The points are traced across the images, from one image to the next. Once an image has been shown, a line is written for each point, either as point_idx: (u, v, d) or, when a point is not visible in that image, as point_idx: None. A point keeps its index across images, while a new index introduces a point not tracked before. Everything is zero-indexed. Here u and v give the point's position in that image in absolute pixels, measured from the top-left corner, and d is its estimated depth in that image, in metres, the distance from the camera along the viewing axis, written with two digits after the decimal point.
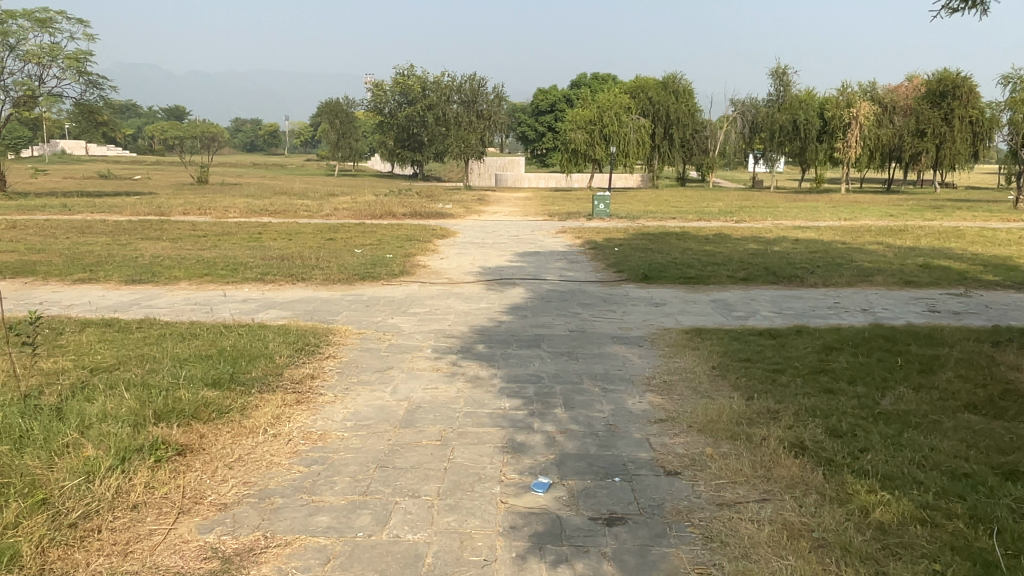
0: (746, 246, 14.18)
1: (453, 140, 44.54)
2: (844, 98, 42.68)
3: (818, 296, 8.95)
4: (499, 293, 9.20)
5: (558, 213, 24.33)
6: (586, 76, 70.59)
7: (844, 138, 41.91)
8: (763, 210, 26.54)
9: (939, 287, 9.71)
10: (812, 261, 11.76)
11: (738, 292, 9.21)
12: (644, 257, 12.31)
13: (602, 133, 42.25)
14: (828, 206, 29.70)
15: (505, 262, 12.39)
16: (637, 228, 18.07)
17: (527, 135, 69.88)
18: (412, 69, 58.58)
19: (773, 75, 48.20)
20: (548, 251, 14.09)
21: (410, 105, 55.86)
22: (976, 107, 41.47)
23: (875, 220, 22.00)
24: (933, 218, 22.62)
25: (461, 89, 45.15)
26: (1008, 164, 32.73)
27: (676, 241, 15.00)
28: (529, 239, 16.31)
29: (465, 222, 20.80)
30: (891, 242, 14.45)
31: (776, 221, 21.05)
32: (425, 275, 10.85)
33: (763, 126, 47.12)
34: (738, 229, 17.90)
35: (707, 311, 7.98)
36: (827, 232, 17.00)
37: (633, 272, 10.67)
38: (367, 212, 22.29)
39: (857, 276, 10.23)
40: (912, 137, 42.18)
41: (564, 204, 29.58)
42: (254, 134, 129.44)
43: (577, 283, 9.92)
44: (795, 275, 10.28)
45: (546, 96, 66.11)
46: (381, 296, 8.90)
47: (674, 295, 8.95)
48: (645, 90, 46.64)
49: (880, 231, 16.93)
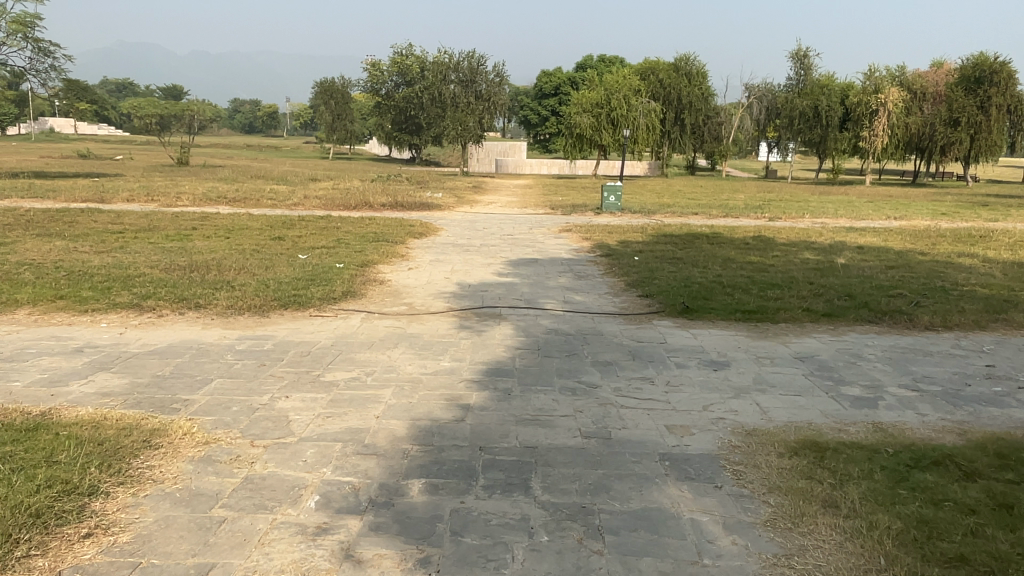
0: (797, 256, 11.17)
1: (449, 122, 41.51)
2: (872, 83, 39.45)
3: (956, 353, 5.89)
4: (476, 337, 6.20)
5: (561, 205, 21.31)
6: (592, 59, 67.17)
7: (870, 125, 38.37)
8: (793, 205, 23.52)
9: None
10: (901, 284, 8.70)
11: (831, 342, 6.20)
12: (676, 272, 9.34)
13: (610, 117, 39.21)
14: (864, 201, 26.67)
15: (492, 277, 9.40)
16: (656, 227, 15.05)
17: (529, 119, 66.62)
18: (410, 48, 55.61)
19: (793, 57, 44.97)
20: (549, 258, 11.07)
21: (408, 85, 52.64)
22: (1013, 95, 38.20)
23: (930, 219, 18.96)
24: (993, 218, 19.55)
25: (459, 67, 42.04)
26: None
27: (707, 246, 12.02)
28: (525, 239, 13.32)
29: (453, 215, 17.83)
30: (981, 254, 11.34)
31: (814, 220, 17.98)
32: (377, 297, 7.86)
33: (782, 111, 43.89)
34: (778, 230, 14.91)
35: (805, 387, 4.96)
36: (886, 237, 13.93)
37: (668, 298, 7.69)
38: (340, 201, 19.36)
39: (985, 313, 7.15)
40: (944, 126, 38.79)
41: (568, 194, 26.65)
42: (252, 115, 126.19)
43: (593, 319, 6.94)
44: (898, 310, 7.28)
45: (550, 79, 63.09)
46: (297, 341, 5.89)
47: (739, 349, 5.91)
48: (655, 72, 43.55)
49: (953, 236, 13.91)
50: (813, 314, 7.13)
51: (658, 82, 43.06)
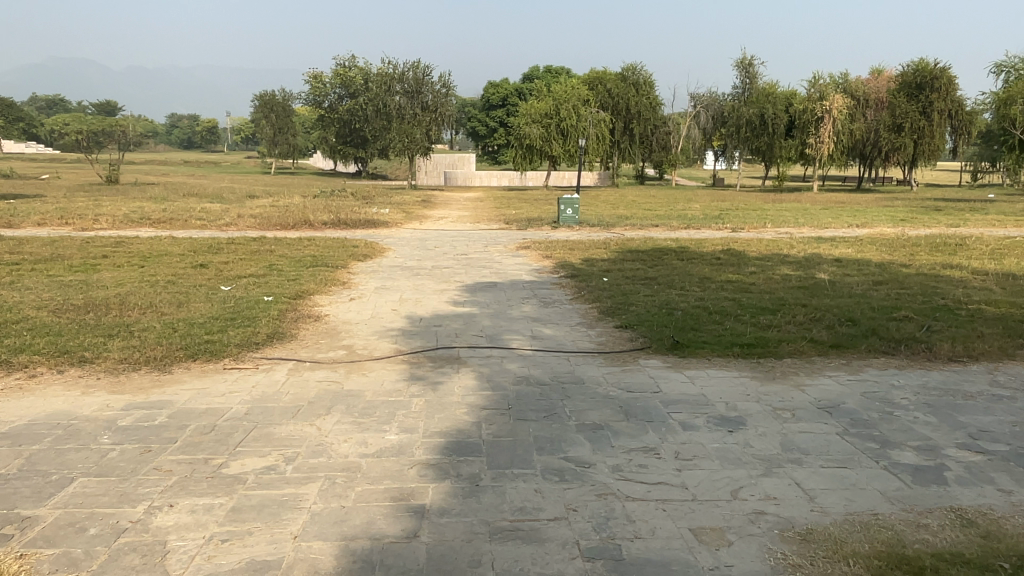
0: (774, 272, 10.36)
1: (394, 135, 40.28)
2: (815, 90, 39.45)
3: (1000, 394, 4.98)
4: (432, 391, 5.05)
5: (516, 219, 20.29)
6: (538, 69, 66.75)
7: (816, 133, 38.43)
8: (751, 214, 23.01)
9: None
10: (900, 303, 7.88)
11: (854, 385, 5.25)
12: (652, 296, 8.34)
13: (559, 127, 38.49)
14: (819, 208, 26.37)
15: (448, 306, 8.25)
16: (619, 242, 14.12)
17: (476, 131, 65.68)
18: (354, 59, 54.89)
19: (738, 66, 45.14)
20: (509, 281, 9.98)
21: (350, 97, 52.13)
22: (953, 100, 38.77)
23: (892, 226, 18.49)
24: (951, 224, 19.26)
25: (403, 77, 40.49)
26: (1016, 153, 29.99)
27: (677, 263, 11.15)
28: (481, 259, 12.21)
29: (401, 233, 16.63)
30: (965, 264, 10.71)
31: (777, 230, 17.40)
32: (313, 338, 6.65)
33: (728, 119, 43.83)
34: (746, 242, 14.13)
35: (846, 453, 3.95)
36: (859, 247, 13.29)
37: (652, 330, 6.65)
38: (278, 219, 17.96)
39: (1008, 338, 6.34)
40: (888, 132, 39.23)
41: (522, 207, 25.73)
42: (190, 130, 122.36)
43: (570, 361, 5.86)
44: (911, 337, 6.39)
45: (497, 90, 62.47)
46: (201, 411, 4.64)
47: (749, 399, 4.90)
48: (603, 81, 43.07)
49: (927, 245, 13.25)
50: (820, 345, 6.21)
51: (606, 91, 42.53)
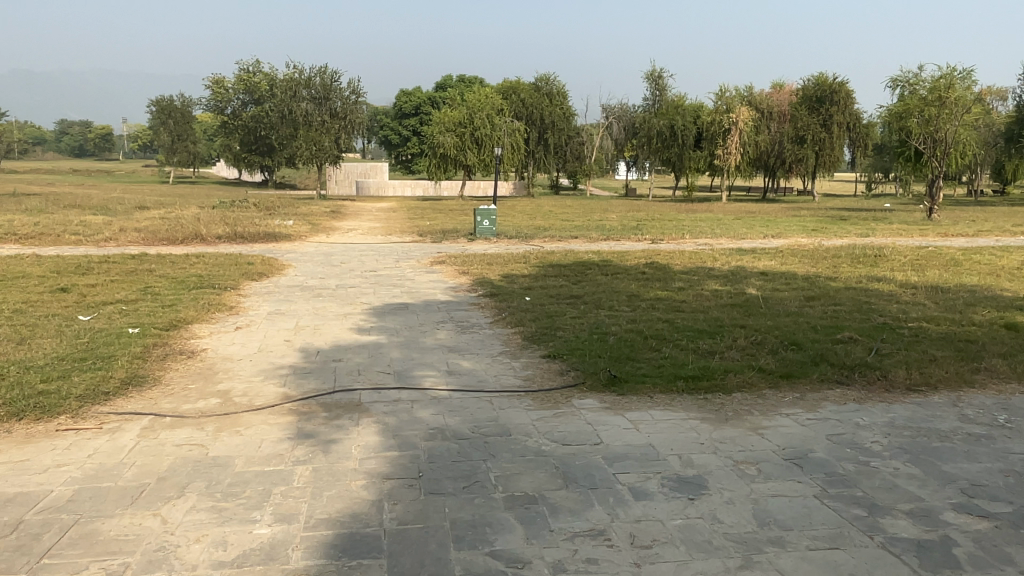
0: (704, 288, 9.84)
1: (301, 142, 38.44)
2: (722, 102, 40.21)
3: (975, 432, 4.43)
4: (322, 455, 4.06)
5: (430, 231, 19.32)
6: (451, 78, 65.97)
7: (723, 144, 39.18)
8: (668, 225, 22.90)
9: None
10: (840, 322, 7.42)
11: (817, 426, 4.59)
12: (580, 318, 7.57)
13: (473, 136, 37.76)
14: (732, 219, 26.68)
15: (351, 334, 7.20)
16: (539, 256, 13.41)
17: (389, 140, 64.20)
18: (259, 64, 52.83)
19: (649, 78, 45.75)
20: (421, 302, 9.02)
21: (256, 104, 50.19)
22: (850, 113, 40.41)
23: (805, 237, 18.66)
24: (859, 234, 19.63)
25: (310, 83, 38.94)
26: (909, 166, 32.02)
27: (603, 279, 10.50)
28: (392, 276, 11.20)
29: (305, 247, 15.36)
30: (889, 276, 10.53)
31: (697, 241, 17.16)
32: (181, 381, 5.53)
33: (640, 130, 44.25)
34: (668, 255, 13.69)
35: (832, 527, 3.23)
36: (782, 259, 13.06)
37: (584, 361, 5.85)
38: (166, 233, 16.31)
39: (961, 362, 5.89)
40: (791, 144, 40.46)
41: (437, 218, 24.80)
42: (81, 137, 114.82)
43: (494, 404, 4.97)
44: (863, 364, 5.85)
45: (409, 98, 61.32)
46: (7, 500, 3.50)
47: (704, 451, 4.16)
48: (517, 91, 42.65)
49: (847, 256, 13.15)
50: (770, 376, 5.55)
51: (520, 100, 42.13)
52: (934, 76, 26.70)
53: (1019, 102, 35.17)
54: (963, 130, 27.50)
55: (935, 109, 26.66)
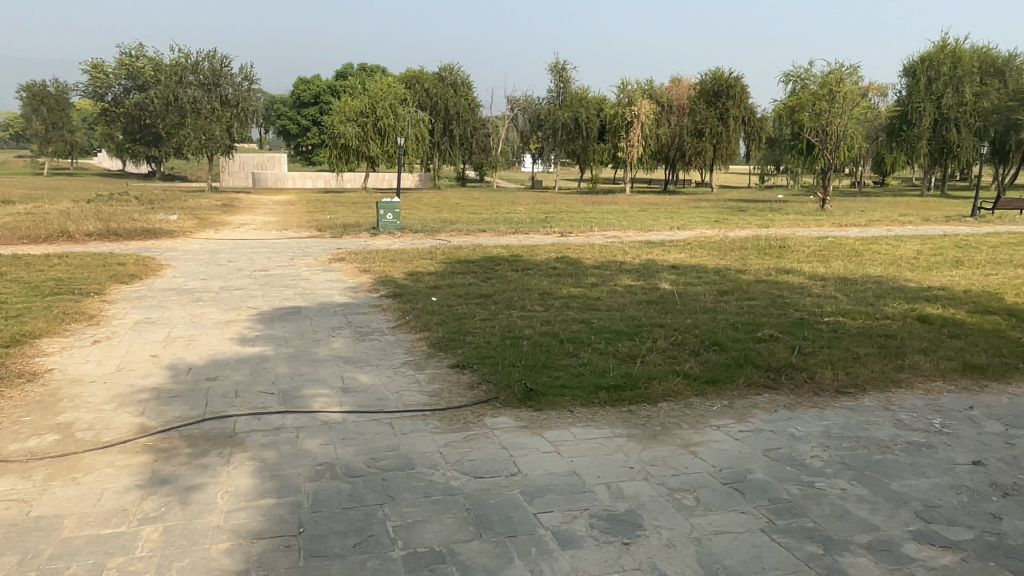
0: (617, 283, 9.47)
1: (188, 131, 36.01)
2: (625, 96, 40.50)
3: (915, 440, 4.14)
4: (179, 510, 3.31)
5: (329, 225, 18.28)
6: (352, 67, 63.99)
7: (626, 137, 39.55)
8: (575, 218, 22.69)
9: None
10: (758, 317, 7.15)
11: (752, 440, 4.18)
12: (489, 321, 6.97)
13: (376, 127, 36.51)
14: (638, 211, 26.83)
15: (231, 346, 6.33)
16: (445, 251, 12.75)
17: (287, 130, 61.67)
18: (142, 48, 49.45)
19: (552, 70, 45.70)
20: (315, 305, 8.19)
21: (140, 90, 46.90)
22: (745, 107, 41.65)
23: (709, 229, 18.81)
24: (759, 225, 20.01)
25: (197, 68, 36.53)
26: (802, 164, 33.27)
27: (513, 275, 9.97)
28: (284, 276, 10.28)
29: (190, 244, 14.08)
30: (797, 268, 10.50)
31: (606, 234, 16.94)
32: (13, 413, 4.59)
33: (545, 123, 44.14)
34: (578, 249, 13.32)
35: (788, 573, 2.78)
36: (691, 251, 12.94)
37: (495, 373, 5.24)
38: (27, 229, 14.61)
39: (885, 361, 5.67)
40: (691, 137, 41.38)
41: (338, 212, 23.70)
42: None
43: (395, 428, 4.31)
44: (788, 364, 5.53)
45: (308, 86, 59.14)
46: None
47: (635, 477, 3.66)
48: (420, 80, 41.57)
49: (755, 248, 13.17)
50: (695, 382, 5.13)
51: (423, 90, 41.11)
52: (824, 71, 27.62)
53: (899, 98, 37.22)
54: (851, 124, 28.68)
55: (826, 103, 27.60)
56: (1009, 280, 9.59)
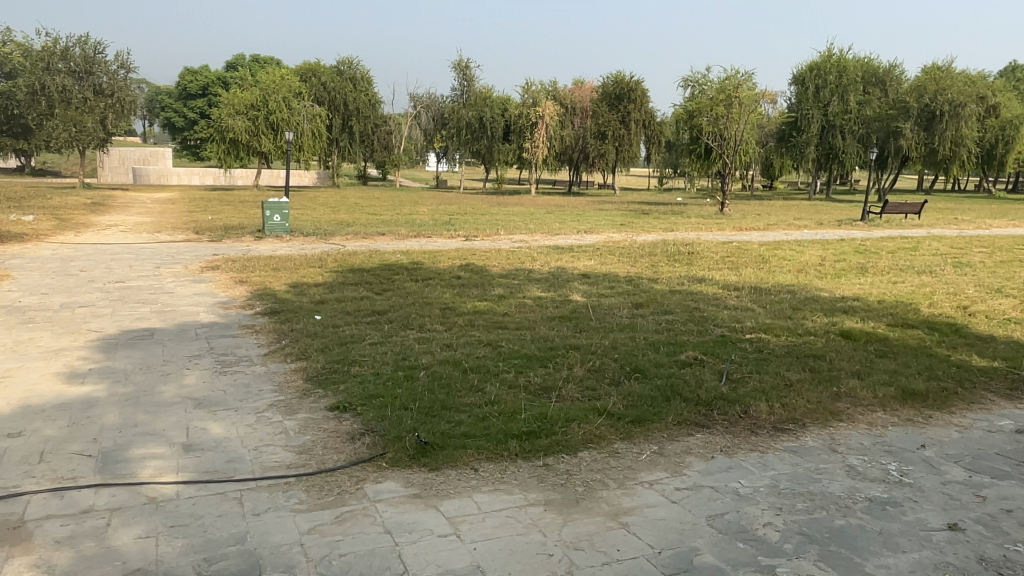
0: (526, 295, 8.70)
1: (56, 122, 32.70)
2: (529, 96, 40.03)
3: (878, 496, 3.53)
4: None
5: (211, 227, 16.71)
6: (244, 58, 60.80)
7: (531, 137, 39.08)
8: (479, 220, 21.87)
9: (983, 408, 4.95)
10: (680, 335, 6.52)
11: (693, 503, 3.44)
12: (379, 346, 6.01)
13: (268, 121, 34.40)
14: (543, 213, 26.31)
15: (53, 384, 5.07)
16: (337, 258, 11.64)
17: (172, 124, 57.92)
18: (7, 31, 45.03)
19: (455, 68, 44.77)
20: (175, 327, 6.98)
21: (5, 77, 42.63)
22: (646, 111, 42.09)
23: (616, 232, 18.44)
24: (664, 228, 19.83)
25: (67, 54, 33.12)
26: (703, 168, 33.39)
27: (412, 286, 9.03)
28: (145, 289, 8.92)
29: (41, 249, 12.30)
30: (709, 276, 10.10)
31: (512, 238, 16.21)
32: None
33: (448, 122, 43.13)
34: (483, 255, 12.50)
35: None
36: (600, 257, 12.38)
37: (380, 419, 4.30)
38: None
39: (822, 388, 5.11)
40: (594, 139, 41.45)
41: (224, 211, 21.93)
42: None
43: (244, 507, 3.33)
44: (721, 396, 4.87)
45: (195, 78, 55.85)
46: None
47: (556, 572, 2.83)
48: (317, 74, 39.62)
49: (664, 253, 12.76)
50: (619, 422, 4.35)
51: (320, 84, 39.23)
52: (722, 77, 27.98)
53: (789, 105, 38.52)
54: (748, 129, 29.24)
55: (724, 108, 27.96)
56: (916, 289, 9.50)
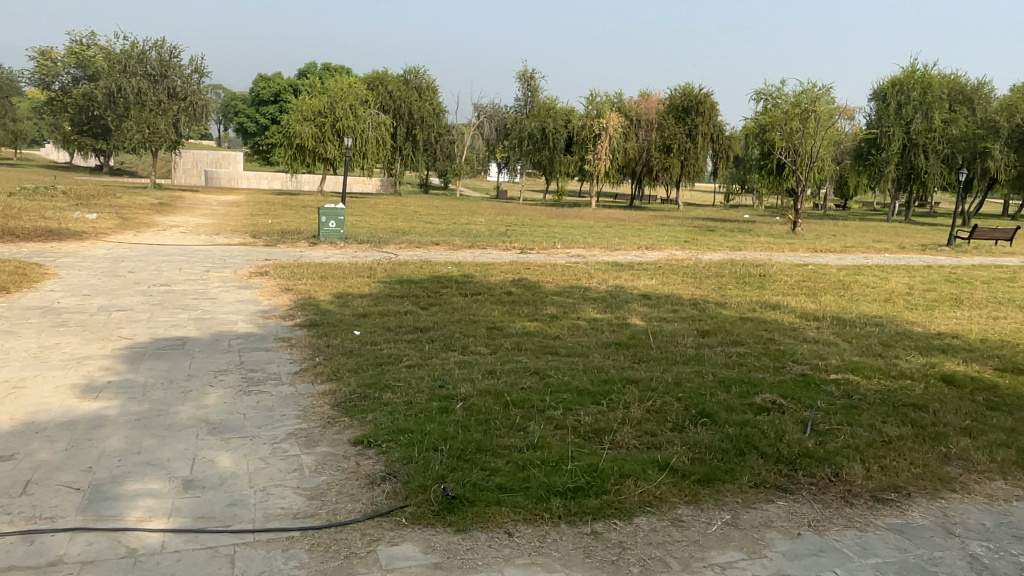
0: (581, 316, 8.06)
1: (132, 124, 33.72)
2: (593, 108, 39.29)
3: None
4: None
5: (267, 232, 16.63)
6: (315, 66, 62.10)
7: (594, 149, 38.31)
8: (538, 232, 21.29)
9: None
10: (752, 372, 5.77)
11: None
12: (416, 370, 5.47)
13: (334, 128, 34.67)
14: (604, 226, 25.60)
15: (65, 397, 4.70)
16: (388, 268, 11.23)
17: (244, 128, 59.52)
18: (94, 37, 47.13)
19: (520, 78, 44.52)
20: (209, 337, 6.61)
21: (89, 80, 44.50)
22: (715, 124, 40.88)
23: (681, 250, 17.57)
24: (731, 247, 18.86)
25: (145, 57, 34.27)
26: (773, 187, 32.61)
27: (459, 302, 8.51)
28: (188, 294, 8.64)
29: (97, 248, 12.30)
30: (783, 303, 9.26)
31: (570, 252, 15.56)
32: None
33: (511, 131, 42.81)
34: (538, 270, 11.91)
35: None
36: (663, 277, 11.63)
37: (407, 462, 3.74)
38: None
39: (927, 449, 4.31)
40: (659, 152, 40.45)
41: (284, 215, 22.02)
42: None
43: (235, 570, 2.81)
44: (806, 453, 4.13)
45: (268, 84, 57.22)
46: None
47: None
48: (384, 82, 39.91)
49: (733, 275, 11.92)
50: (684, 480, 3.69)
51: (387, 92, 39.47)
52: (797, 91, 26.74)
53: (867, 121, 36.74)
54: (823, 146, 27.85)
55: (799, 123, 26.71)
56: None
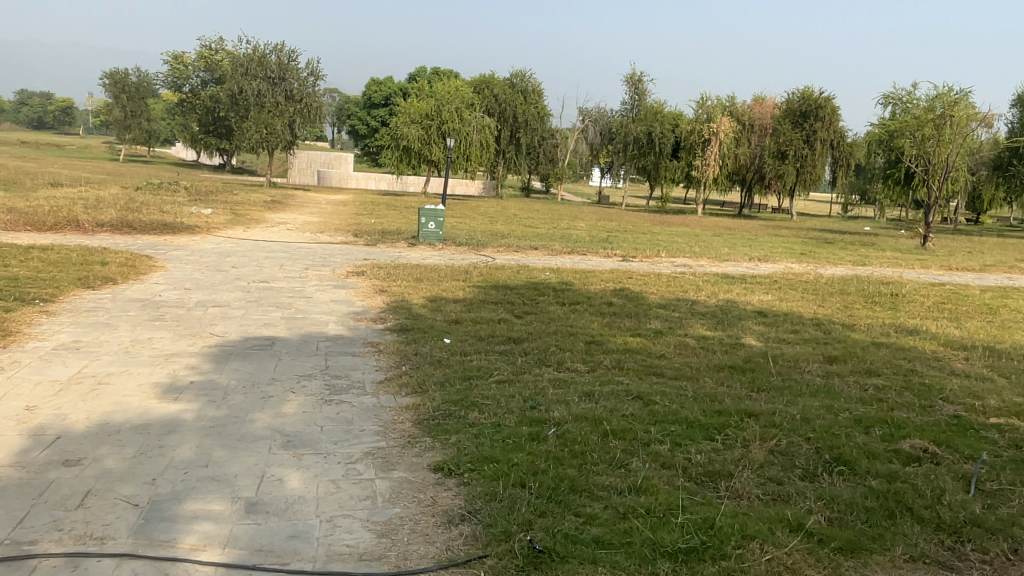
0: (688, 332, 7.39)
1: (251, 124, 35.28)
2: (703, 111, 37.84)
3: None
4: None
5: (369, 231, 16.72)
6: (425, 70, 63.31)
7: (702, 155, 36.88)
8: (641, 239, 20.49)
9: None
10: (894, 410, 4.96)
11: None
12: (508, 387, 5.01)
13: (440, 130, 34.96)
14: (711, 235, 24.43)
15: (145, 397, 4.54)
16: (484, 272, 10.88)
17: (355, 130, 61.50)
18: (222, 42, 49.87)
19: (628, 82, 43.60)
20: (298, 338, 6.41)
21: (216, 83, 47.08)
22: (835, 130, 38.52)
23: (796, 262, 16.37)
24: (852, 262, 17.43)
25: (266, 61, 35.77)
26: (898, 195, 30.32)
27: (557, 311, 8.01)
28: (283, 292, 8.56)
29: (206, 242, 12.60)
30: (921, 327, 8.22)
31: (675, 261, 14.75)
32: None
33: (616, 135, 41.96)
34: (641, 279, 11.23)
35: None
36: (778, 292, 10.70)
37: (489, 501, 3.26)
38: (42, 211, 13.43)
39: None
40: (772, 159, 38.51)
41: (387, 215, 22.26)
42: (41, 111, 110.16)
43: None
44: (974, 519, 3.36)
45: (379, 88, 58.80)
46: None
47: None
48: (490, 85, 40.01)
49: (859, 293, 10.82)
50: (821, 548, 3.03)
51: (492, 95, 39.54)
52: (932, 94, 24.59)
53: (1010, 129, 33.57)
54: (960, 155, 25.51)
55: (932, 129, 24.57)
56: None
